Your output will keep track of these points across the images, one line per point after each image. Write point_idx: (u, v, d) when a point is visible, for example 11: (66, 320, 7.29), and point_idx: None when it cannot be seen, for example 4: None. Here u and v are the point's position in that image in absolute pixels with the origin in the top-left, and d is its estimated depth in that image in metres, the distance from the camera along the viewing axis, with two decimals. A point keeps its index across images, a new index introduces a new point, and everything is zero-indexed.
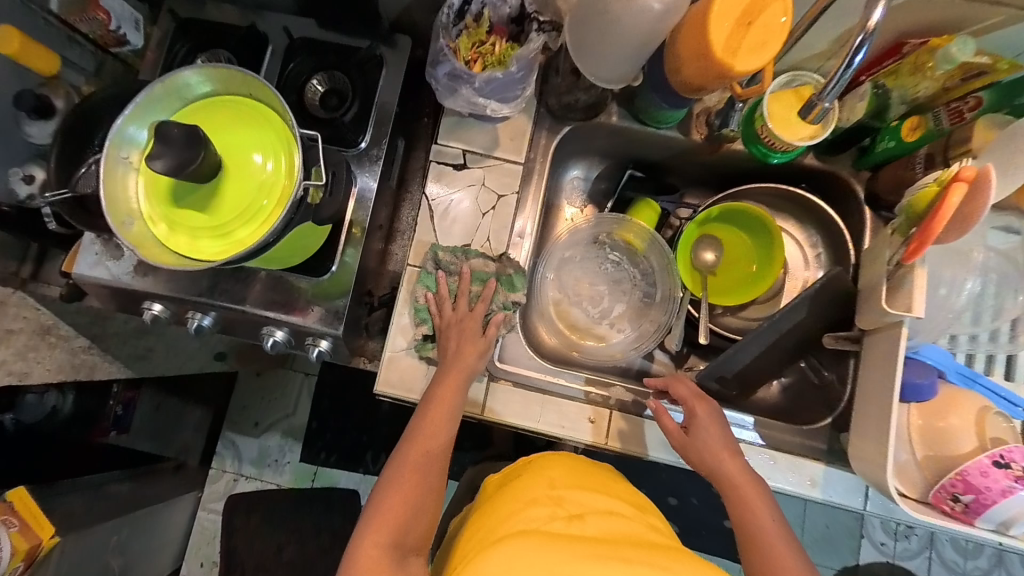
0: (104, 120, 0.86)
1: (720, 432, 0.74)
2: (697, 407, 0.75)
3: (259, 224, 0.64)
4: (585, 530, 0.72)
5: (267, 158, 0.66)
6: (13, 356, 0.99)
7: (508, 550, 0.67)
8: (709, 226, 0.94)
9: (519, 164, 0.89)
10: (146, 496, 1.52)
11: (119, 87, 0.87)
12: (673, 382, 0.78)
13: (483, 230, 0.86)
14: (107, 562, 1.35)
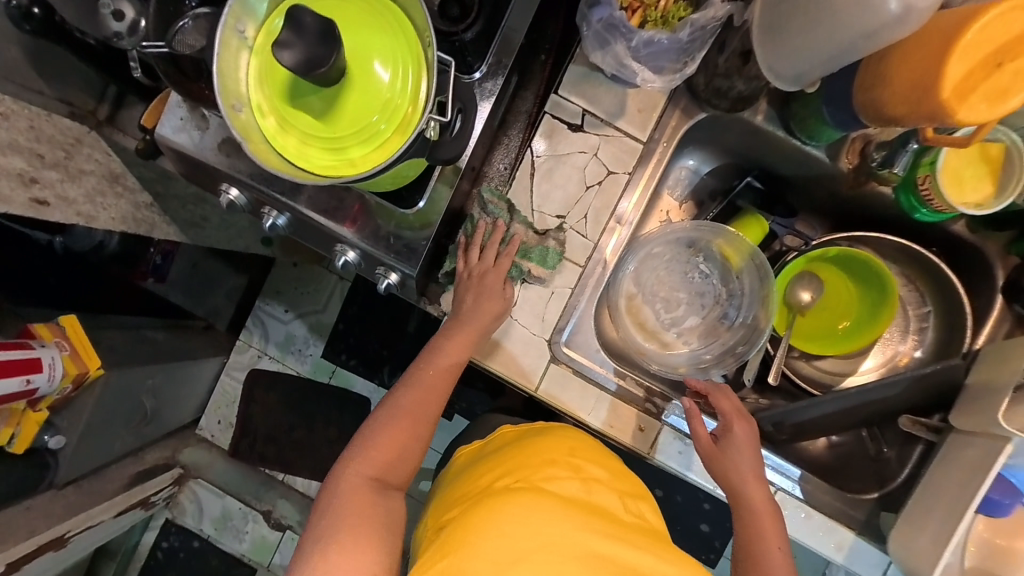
0: None
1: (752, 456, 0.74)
2: (735, 423, 0.75)
3: (375, 148, 0.59)
4: (600, 507, 0.69)
5: (395, 74, 0.59)
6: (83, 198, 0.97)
7: (529, 507, 0.64)
8: (818, 265, 0.86)
9: (641, 142, 0.79)
10: (179, 351, 1.61)
11: None
12: (719, 394, 0.78)
13: (584, 205, 0.79)
14: (141, 401, 1.47)
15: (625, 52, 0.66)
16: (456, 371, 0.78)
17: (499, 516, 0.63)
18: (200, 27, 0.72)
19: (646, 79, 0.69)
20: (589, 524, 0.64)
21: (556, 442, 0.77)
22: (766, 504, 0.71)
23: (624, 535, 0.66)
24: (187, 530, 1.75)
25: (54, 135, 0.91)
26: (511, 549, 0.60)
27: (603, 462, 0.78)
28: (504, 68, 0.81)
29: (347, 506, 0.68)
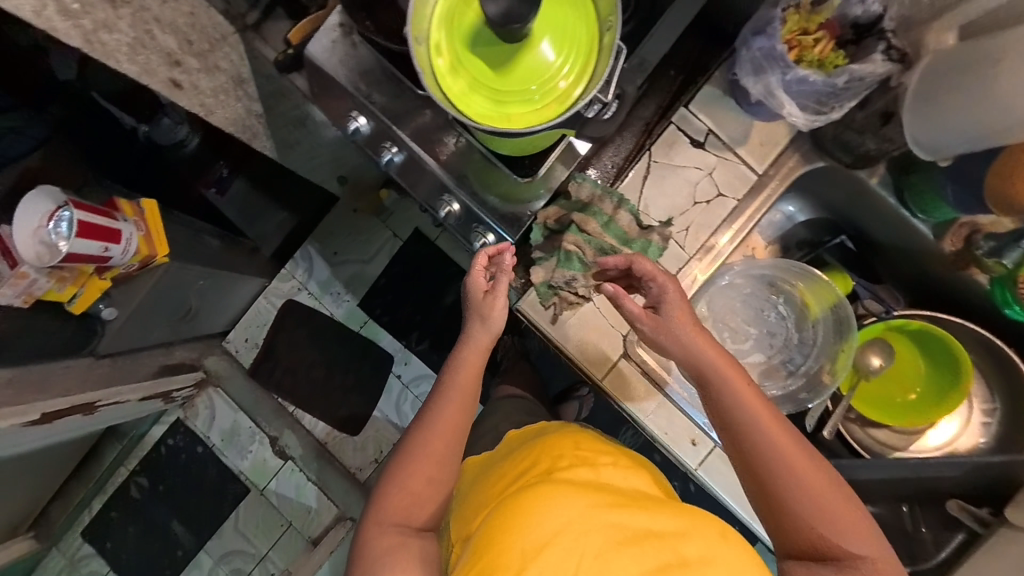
0: None
1: (730, 387, 0.67)
2: (665, 282, 0.70)
3: (534, 113, 0.62)
4: (619, 490, 0.70)
5: (569, 49, 0.61)
6: (210, 92, 1.02)
7: (545, 499, 0.65)
8: (891, 335, 0.87)
9: (755, 172, 0.82)
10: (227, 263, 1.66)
11: None
12: (677, 307, 0.70)
13: (688, 217, 0.82)
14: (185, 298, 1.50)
15: (777, 83, 0.68)
16: (475, 390, 0.82)
17: (517, 513, 0.64)
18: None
19: (789, 110, 0.69)
20: (600, 502, 0.65)
21: (562, 441, 0.80)
22: (759, 424, 0.66)
23: (639, 506, 0.66)
24: (195, 434, 1.81)
25: (207, 27, 0.94)
26: (523, 534, 0.62)
27: (620, 456, 0.78)
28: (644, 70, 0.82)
29: (380, 552, 0.73)
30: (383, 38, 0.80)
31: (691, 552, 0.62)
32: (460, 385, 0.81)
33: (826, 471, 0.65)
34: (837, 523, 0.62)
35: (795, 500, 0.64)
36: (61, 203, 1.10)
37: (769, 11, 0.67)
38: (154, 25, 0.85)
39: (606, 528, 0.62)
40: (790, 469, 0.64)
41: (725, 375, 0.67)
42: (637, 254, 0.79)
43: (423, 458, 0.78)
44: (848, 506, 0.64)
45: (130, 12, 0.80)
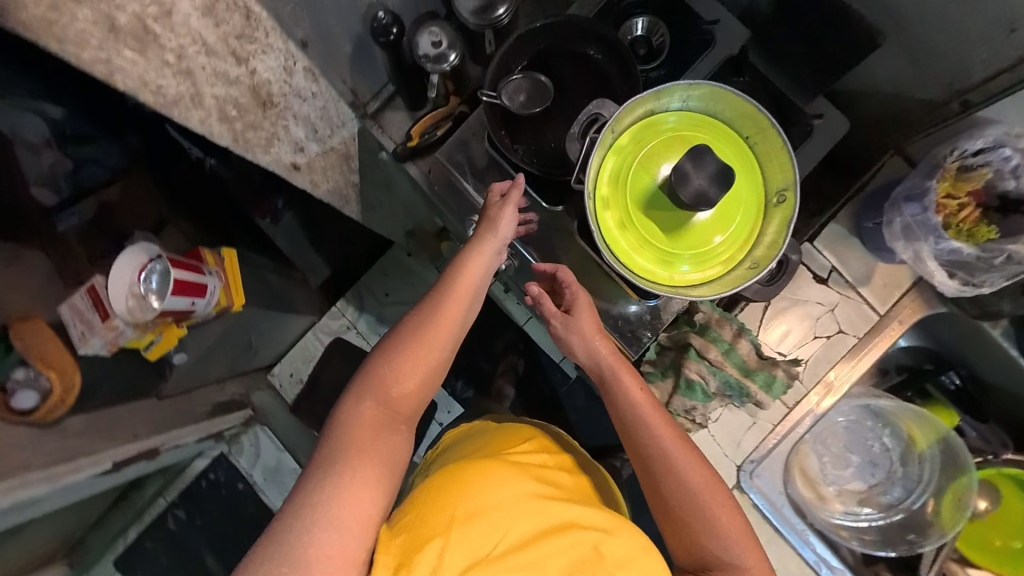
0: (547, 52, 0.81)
1: (626, 396, 0.72)
2: (574, 286, 0.77)
3: (698, 275, 0.62)
4: (553, 482, 0.71)
5: (739, 216, 0.62)
6: (322, 171, 1.01)
7: (482, 474, 0.65)
8: (1005, 482, 0.86)
9: (877, 312, 0.82)
10: (282, 297, 1.55)
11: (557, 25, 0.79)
12: (586, 318, 0.76)
13: (806, 350, 0.83)
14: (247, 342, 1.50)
15: (931, 249, 0.70)
16: (474, 296, 0.75)
17: (450, 480, 0.65)
18: (530, 92, 0.77)
19: (937, 274, 0.71)
20: (541, 492, 0.66)
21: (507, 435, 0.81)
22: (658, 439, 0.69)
23: (579, 502, 0.67)
24: (236, 469, 1.79)
25: (333, 118, 0.96)
26: (462, 498, 0.62)
27: (565, 464, 0.80)
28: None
29: (346, 442, 0.63)
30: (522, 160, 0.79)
31: (613, 550, 0.62)
32: (455, 292, 0.73)
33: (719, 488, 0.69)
34: (717, 528, 0.65)
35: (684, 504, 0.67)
36: (155, 256, 1.14)
37: (923, 181, 0.70)
38: (291, 119, 0.87)
39: (530, 506, 0.63)
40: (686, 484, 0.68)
41: (623, 384, 0.73)
42: (761, 388, 0.79)
43: (413, 368, 0.70)
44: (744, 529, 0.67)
45: (275, 111, 0.83)
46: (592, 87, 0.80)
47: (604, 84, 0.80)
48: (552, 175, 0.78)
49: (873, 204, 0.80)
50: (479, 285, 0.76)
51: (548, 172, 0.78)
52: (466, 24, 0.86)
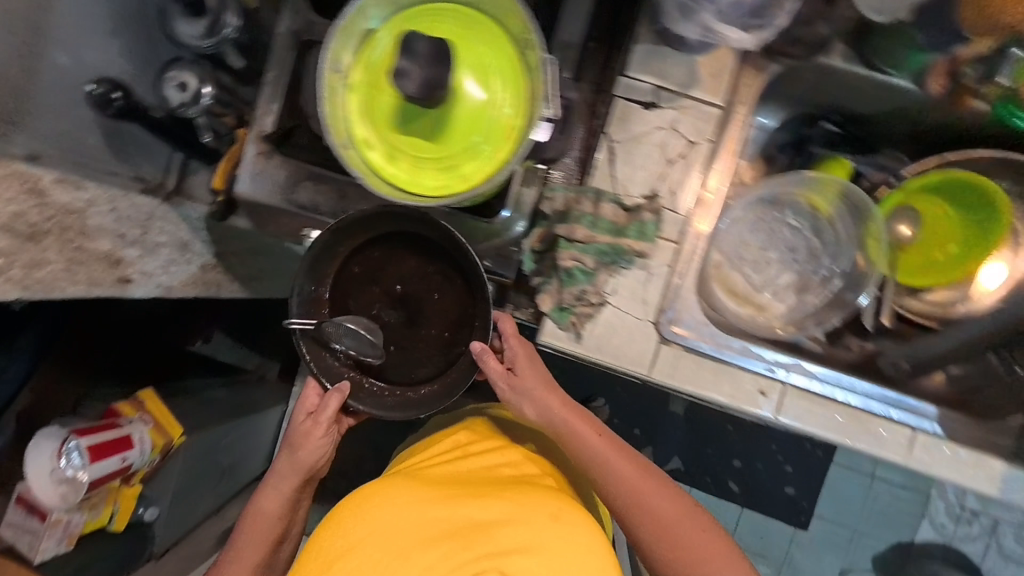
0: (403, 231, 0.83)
1: (583, 439, 0.85)
2: (515, 344, 0.86)
3: (486, 160, 0.58)
4: (470, 479, 0.92)
5: (497, 89, 0.58)
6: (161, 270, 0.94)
7: (386, 505, 0.87)
8: (915, 198, 0.84)
9: (718, 106, 0.79)
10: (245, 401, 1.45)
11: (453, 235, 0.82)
12: (536, 389, 0.85)
13: (669, 178, 0.79)
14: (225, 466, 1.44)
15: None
16: (284, 513, 0.99)
17: (352, 519, 0.86)
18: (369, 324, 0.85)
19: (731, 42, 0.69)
20: (422, 497, 0.88)
21: (447, 437, 1.03)
22: (612, 475, 0.84)
23: (493, 493, 0.87)
24: None
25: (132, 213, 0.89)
26: (361, 524, 0.85)
27: (517, 446, 1.00)
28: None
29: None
30: (374, 378, 0.89)
31: (507, 535, 0.82)
32: (268, 499, 0.98)
33: (653, 482, 0.85)
34: (659, 531, 0.82)
35: (643, 514, 0.83)
36: (65, 435, 1.06)
37: None
38: (81, 237, 0.79)
39: (435, 519, 0.85)
40: (659, 530, 0.82)
41: (579, 435, 0.84)
42: (636, 239, 0.77)
43: (243, 546, 0.98)
44: (675, 503, 0.84)
45: (53, 238, 0.75)
46: (438, 280, 0.86)
47: (453, 279, 0.86)
48: (405, 390, 0.88)
49: (659, 7, 0.76)
50: (282, 506, 0.98)
51: (403, 385, 0.89)
52: (201, 50, 0.86)
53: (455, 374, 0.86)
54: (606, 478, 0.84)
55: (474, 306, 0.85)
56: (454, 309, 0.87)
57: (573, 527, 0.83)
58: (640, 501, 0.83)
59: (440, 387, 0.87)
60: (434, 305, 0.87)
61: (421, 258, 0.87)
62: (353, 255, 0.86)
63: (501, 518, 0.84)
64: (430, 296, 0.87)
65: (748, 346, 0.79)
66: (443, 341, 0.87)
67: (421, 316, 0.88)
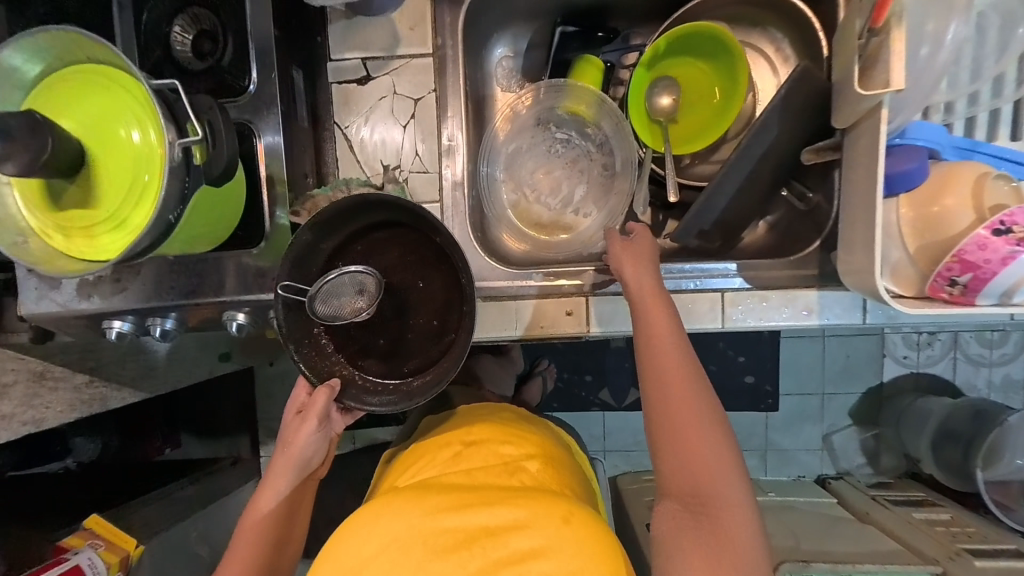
0: (350, 228, 0.71)
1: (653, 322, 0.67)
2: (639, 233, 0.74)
3: (150, 203, 0.57)
4: (468, 483, 0.68)
5: (132, 129, 0.57)
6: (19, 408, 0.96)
7: (378, 518, 0.64)
8: (660, 66, 0.82)
9: (429, 55, 0.76)
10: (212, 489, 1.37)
11: (373, 212, 0.70)
12: (624, 250, 0.71)
13: (410, 144, 0.78)
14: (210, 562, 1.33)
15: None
16: (291, 500, 0.80)
17: (349, 530, 0.65)
18: (367, 286, 0.70)
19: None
20: (433, 507, 0.64)
21: (442, 437, 0.78)
22: (649, 350, 0.67)
23: (498, 499, 0.64)
24: None
25: None
26: (348, 539, 0.64)
27: (527, 439, 0.77)
28: (269, 59, 0.75)
29: None
30: (355, 364, 0.73)
31: (517, 544, 0.60)
32: (263, 504, 0.78)
33: (686, 391, 0.65)
34: (689, 463, 0.62)
35: (663, 435, 0.64)
36: None
37: None
38: None
39: (448, 532, 0.62)
40: (676, 449, 0.63)
41: (649, 305, 0.68)
42: None
43: (240, 545, 0.78)
44: (697, 442, 0.63)
45: None
46: (433, 265, 0.73)
47: (437, 266, 0.73)
48: (381, 381, 0.73)
49: None
50: (292, 489, 0.79)
51: (384, 382, 0.73)
52: None
53: (446, 360, 0.69)
54: (654, 368, 0.66)
55: (454, 286, 0.71)
56: (444, 299, 0.72)
57: (578, 542, 0.60)
58: (676, 412, 0.64)
59: (429, 377, 0.70)
60: (421, 299, 0.73)
61: (404, 252, 0.72)
62: (341, 254, 0.71)
63: (509, 523, 0.62)
64: (415, 285, 0.73)
65: (554, 271, 0.79)
66: (438, 332, 0.72)
67: (404, 306, 0.72)
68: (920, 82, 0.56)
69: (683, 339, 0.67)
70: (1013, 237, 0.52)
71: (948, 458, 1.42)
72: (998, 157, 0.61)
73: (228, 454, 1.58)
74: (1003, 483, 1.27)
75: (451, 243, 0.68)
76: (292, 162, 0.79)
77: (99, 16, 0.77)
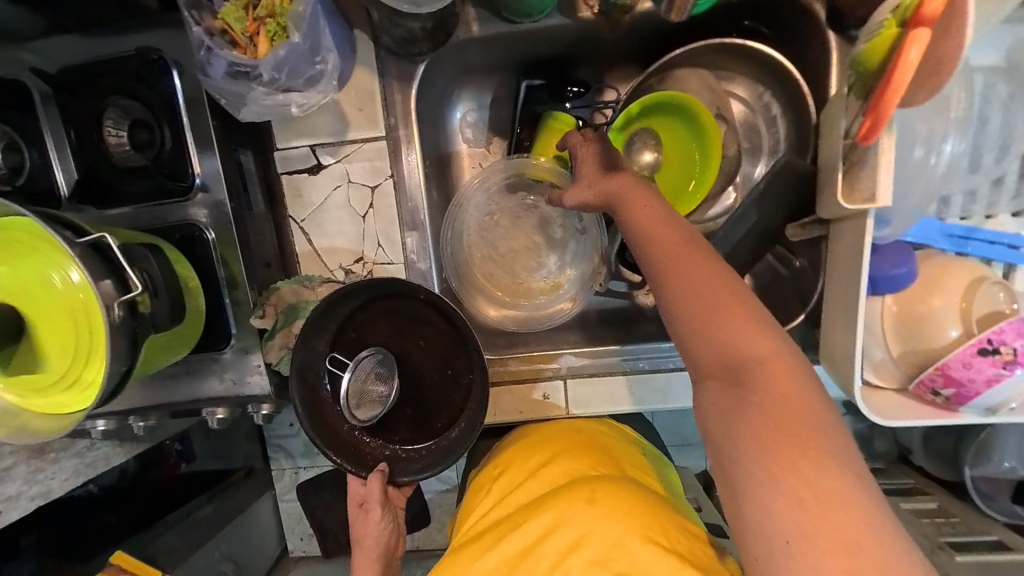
0: (338, 313, 0.65)
1: (632, 216, 0.54)
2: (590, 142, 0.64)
3: (98, 361, 0.55)
4: (507, 512, 0.60)
5: (69, 284, 0.54)
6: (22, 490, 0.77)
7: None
8: (653, 118, 0.75)
9: (381, 137, 0.72)
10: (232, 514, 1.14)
11: (378, 286, 0.66)
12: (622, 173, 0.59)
13: (371, 233, 0.76)
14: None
15: (265, 91, 0.59)
16: None
17: None
18: (378, 371, 0.67)
19: (307, 100, 0.62)
20: (475, 551, 0.57)
21: (484, 472, 0.71)
22: (655, 250, 0.52)
23: (526, 516, 0.56)
24: None
25: None
26: None
27: (557, 441, 0.66)
28: (210, 143, 0.68)
29: None
30: (386, 441, 0.68)
31: (557, 546, 0.52)
32: None
33: (704, 263, 0.50)
34: (714, 328, 0.48)
35: (685, 318, 0.49)
36: None
37: (200, 18, 0.55)
38: None
39: (492, 572, 0.54)
40: (711, 333, 0.48)
41: (638, 202, 0.55)
42: None
43: None
44: (729, 305, 0.48)
45: None
46: (420, 316, 0.69)
47: (429, 318, 0.69)
48: (419, 441, 0.69)
49: None
50: None
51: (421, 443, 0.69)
52: None
53: (472, 402, 0.68)
54: (654, 252, 0.52)
55: (454, 328, 0.68)
56: (447, 347, 0.69)
57: (611, 512, 0.52)
58: (686, 281, 0.49)
59: (465, 421, 0.68)
60: (425, 354, 0.69)
61: (393, 321, 0.68)
62: (336, 351, 0.66)
63: (542, 533, 0.54)
64: (416, 345, 0.69)
65: (530, 354, 0.80)
66: (453, 379, 0.69)
67: (414, 371, 0.69)
68: (909, 188, 0.52)
69: (669, 206, 0.54)
70: (999, 358, 0.50)
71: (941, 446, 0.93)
72: (993, 242, 0.57)
73: (244, 463, 1.25)
74: (995, 477, 0.86)
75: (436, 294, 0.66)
76: (250, 253, 0.73)
77: (23, 114, 0.69)
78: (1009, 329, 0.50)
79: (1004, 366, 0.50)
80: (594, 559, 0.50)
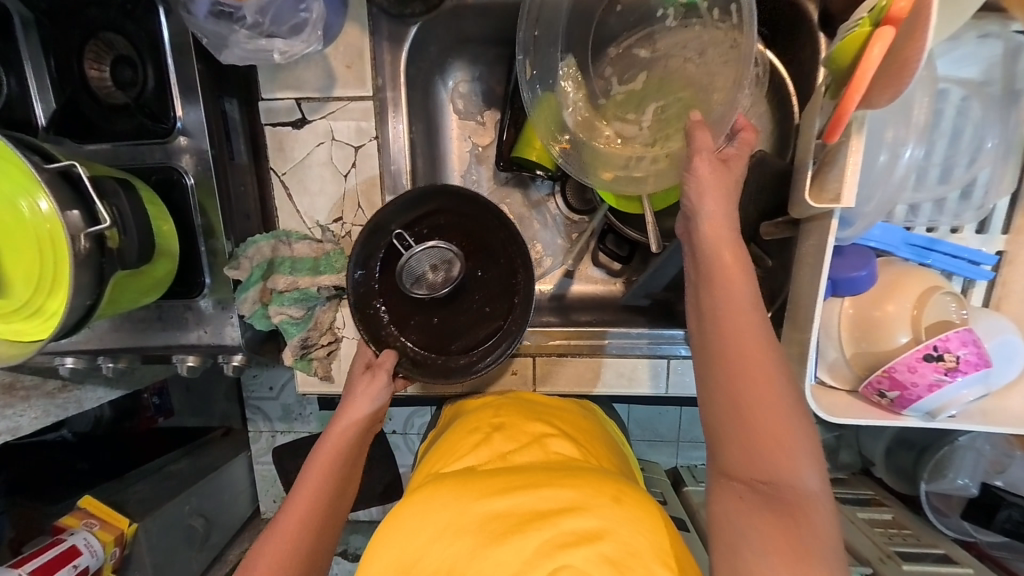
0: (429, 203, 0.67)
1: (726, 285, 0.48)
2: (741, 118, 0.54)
3: (61, 293, 0.55)
4: (516, 468, 0.54)
5: (33, 211, 0.54)
6: None
7: (421, 502, 0.51)
8: None
9: (367, 97, 0.72)
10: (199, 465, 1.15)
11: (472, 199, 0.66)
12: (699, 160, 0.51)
13: (352, 194, 0.76)
14: (209, 539, 1.12)
15: (248, 35, 0.62)
16: (336, 510, 0.60)
17: (390, 521, 0.50)
18: (437, 263, 0.66)
19: (291, 48, 0.64)
20: (484, 489, 0.50)
21: (473, 420, 0.66)
22: (712, 325, 0.48)
23: (543, 480, 0.50)
24: None
25: None
26: (387, 528, 0.50)
27: (567, 428, 0.63)
28: (195, 92, 0.68)
29: None
30: (404, 336, 0.69)
31: (572, 528, 0.45)
32: (285, 521, 0.57)
33: (758, 342, 0.46)
34: (763, 444, 0.43)
35: (726, 398, 0.46)
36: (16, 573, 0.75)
37: None
38: None
39: (489, 522, 0.47)
40: (747, 438, 0.44)
41: (717, 237, 0.50)
42: (330, 273, 0.76)
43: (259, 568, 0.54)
44: (768, 389, 0.44)
45: None
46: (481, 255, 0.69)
47: (498, 255, 0.69)
48: (432, 354, 0.69)
49: None
50: (332, 502, 0.60)
51: (432, 352, 0.69)
52: None
53: (496, 339, 0.68)
54: (722, 318, 0.48)
55: (513, 279, 0.68)
56: (498, 287, 0.69)
57: (638, 516, 0.46)
58: (748, 363, 0.45)
59: (480, 354, 0.68)
60: (473, 289, 0.69)
61: (463, 240, 0.68)
62: (406, 233, 0.67)
63: (563, 503, 0.47)
64: (472, 274, 0.69)
65: None
66: (486, 316, 0.69)
67: (457, 292, 0.69)
68: (883, 193, 0.53)
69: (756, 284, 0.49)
70: (941, 364, 0.51)
71: (901, 461, 0.93)
72: (954, 257, 0.59)
73: (220, 421, 1.25)
74: (948, 494, 0.84)
75: (514, 232, 0.67)
76: (230, 207, 0.73)
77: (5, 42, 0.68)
78: (953, 338, 0.51)
79: (945, 372, 0.51)
80: (607, 556, 0.43)
